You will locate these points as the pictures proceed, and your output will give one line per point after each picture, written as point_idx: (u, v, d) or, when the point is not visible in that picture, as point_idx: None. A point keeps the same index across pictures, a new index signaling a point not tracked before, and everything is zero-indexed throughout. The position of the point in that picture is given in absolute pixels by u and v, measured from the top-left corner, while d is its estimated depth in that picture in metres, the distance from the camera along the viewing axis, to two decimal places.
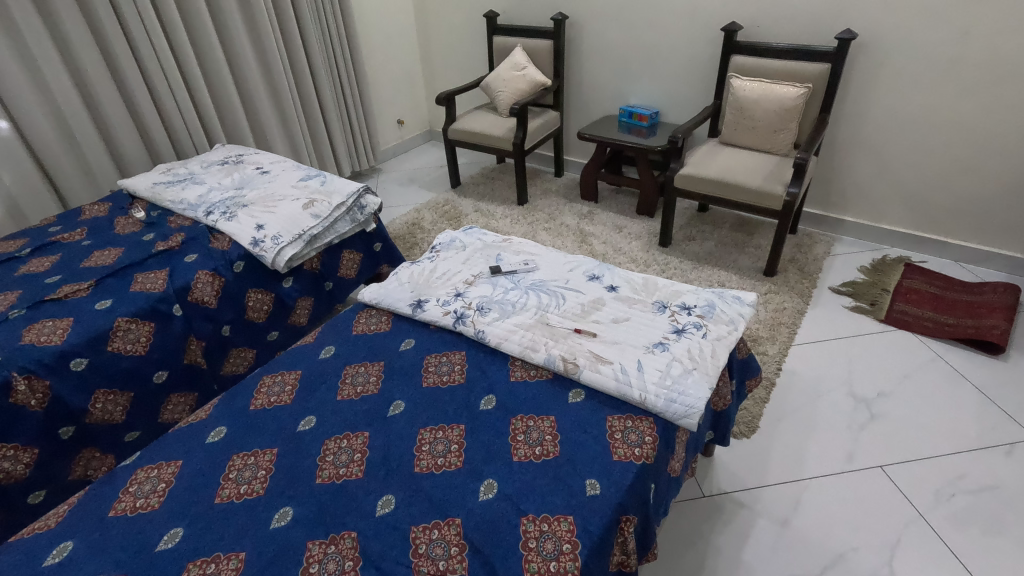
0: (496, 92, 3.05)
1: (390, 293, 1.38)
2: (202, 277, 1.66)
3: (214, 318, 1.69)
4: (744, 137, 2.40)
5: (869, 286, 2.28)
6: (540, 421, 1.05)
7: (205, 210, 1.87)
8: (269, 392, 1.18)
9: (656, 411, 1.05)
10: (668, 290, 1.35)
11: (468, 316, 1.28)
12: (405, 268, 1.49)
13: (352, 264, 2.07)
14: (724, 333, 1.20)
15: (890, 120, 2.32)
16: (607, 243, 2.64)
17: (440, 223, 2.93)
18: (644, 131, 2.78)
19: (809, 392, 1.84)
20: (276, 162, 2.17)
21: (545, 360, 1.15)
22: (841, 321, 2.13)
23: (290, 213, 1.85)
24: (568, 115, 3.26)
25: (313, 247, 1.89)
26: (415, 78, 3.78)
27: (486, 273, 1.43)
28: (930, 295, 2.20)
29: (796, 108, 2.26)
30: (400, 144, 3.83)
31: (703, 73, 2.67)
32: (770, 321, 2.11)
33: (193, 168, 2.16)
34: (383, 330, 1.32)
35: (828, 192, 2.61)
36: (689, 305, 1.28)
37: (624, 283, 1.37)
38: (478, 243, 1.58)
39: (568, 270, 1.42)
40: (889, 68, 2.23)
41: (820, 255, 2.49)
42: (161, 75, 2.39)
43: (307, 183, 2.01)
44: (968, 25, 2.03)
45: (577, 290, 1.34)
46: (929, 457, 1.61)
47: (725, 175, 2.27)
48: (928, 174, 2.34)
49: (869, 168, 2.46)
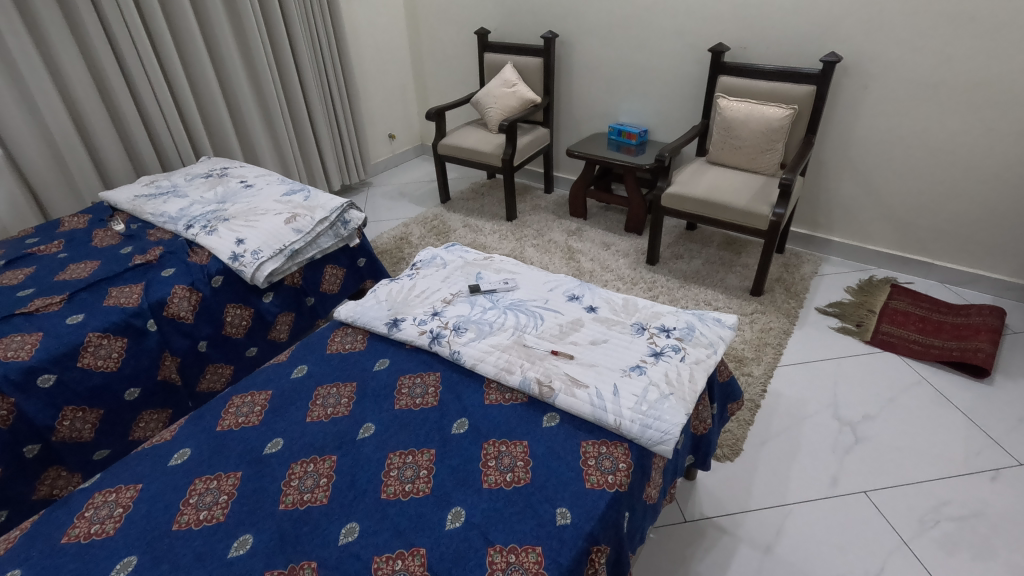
0: (486, 108, 3.06)
1: (366, 312, 1.36)
2: (178, 291, 1.64)
3: (190, 334, 1.66)
4: (730, 156, 2.41)
5: (856, 306, 2.27)
6: (513, 446, 1.03)
7: (186, 223, 1.84)
8: (237, 412, 1.15)
9: (631, 437, 1.03)
10: (647, 311, 1.33)
11: (445, 335, 1.25)
12: (384, 284, 1.47)
13: (334, 280, 2.05)
14: (703, 356, 1.19)
15: (877, 142, 2.33)
16: (594, 260, 2.63)
17: (428, 238, 2.92)
18: (633, 148, 2.79)
19: (793, 414, 1.82)
20: (261, 176, 2.16)
21: (520, 383, 1.13)
22: (827, 343, 2.12)
23: (271, 228, 1.83)
24: (558, 132, 3.26)
25: (294, 262, 1.87)
26: (407, 93, 3.80)
27: (465, 292, 1.41)
28: (917, 317, 2.19)
29: (782, 129, 2.27)
30: (390, 158, 3.83)
31: (691, 92, 2.68)
32: (756, 341, 2.10)
33: (177, 181, 2.14)
34: (358, 350, 1.30)
35: (815, 213, 2.62)
36: (668, 327, 1.27)
37: (603, 304, 1.36)
38: (459, 260, 1.56)
39: (548, 290, 1.41)
40: (873, 91, 2.25)
41: (807, 274, 2.48)
42: (149, 87, 2.38)
43: (290, 198, 1.99)
44: (952, 50, 2.05)
45: (556, 311, 1.32)
46: (915, 482, 1.59)
47: (711, 195, 2.27)
48: (914, 196, 2.34)
49: (856, 189, 2.46)
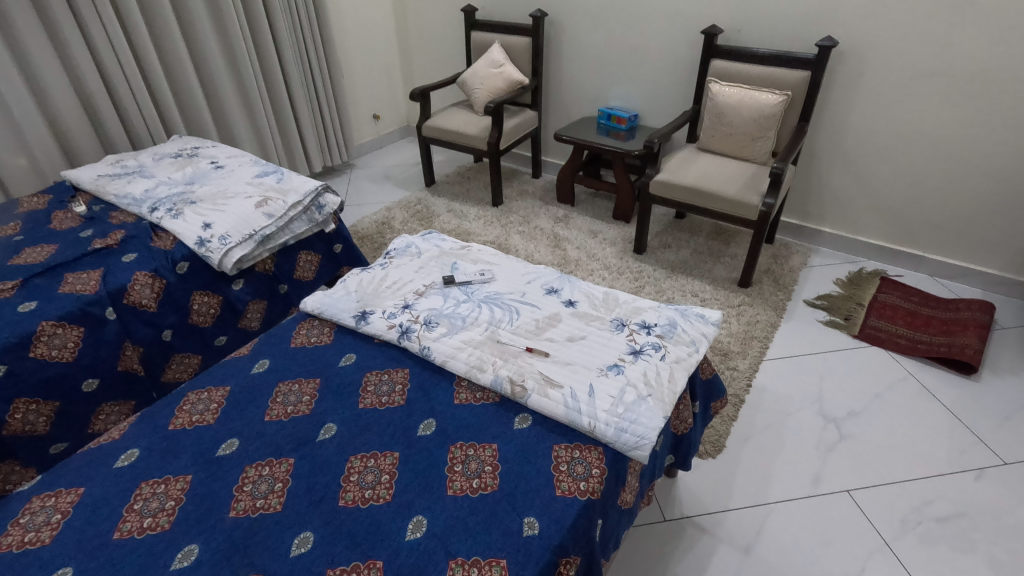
0: (472, 90, 2.96)
1: (334, 303, 1.30)
2: (140, 278, 1.56)
3: (154, 322, 1.59)
4: (721, 143, 2.33)
5: (844, 299, 2.23)
6: (481, 449, 0.98)
7: (151, 206, 1.75)
8: (192, 410, 1.08)
9: (606, 441, 0.98)
10: (628, 306, 1.27)
11: (414, 330, 1.19)
12: (354, 274, 1.40)
13: (309, 266, 1.98)
14: (683, 355, 1.14)
15: (871, 131, 2.27)
16: (580, 249, 2.57)
17: (411, 223, 2.84)
18: (623, 134, 2.72)
19: (778, 410, 1.78)
20: (233, 156, 2.06)
21: (491, 382, 1.07)
22: (814, 336, 2.08)
23: (241, 212, 1.75)
24: (547, 115, 3.17)
25: (265, 247, 1.79)
26: (393, 73, 3.68)
27: (438, 283, 1.34)
28: (905, 310, 2.15)
29: (775, 116, 2.19)
30: (375, 140, 3.73)
31: (683, 77, 2.60)
32: (743, 335, 2.05)
33: (144, 160, 2.04)
34: (324, 343, 1.23)
35: (806, 202, 2.56)
36: (649, 324, 1.21)
37: (583, 298, 1.29)
38: (434, 249, 1.49)
39: (525, 282, 1.34)
40: (868, 79, 2.18)
41: (796, 266, 2.43)
42: (115, 61, 2.27)
43: (262, 180, 1.91)
44: (950, 37, 1.98)
45: (533, 305, 1.26)
46: (898, 482, 1.56)
47: (700, 183, 2.21)
48: (906, 187, 2.30)
49: (848, 179, 2.41)
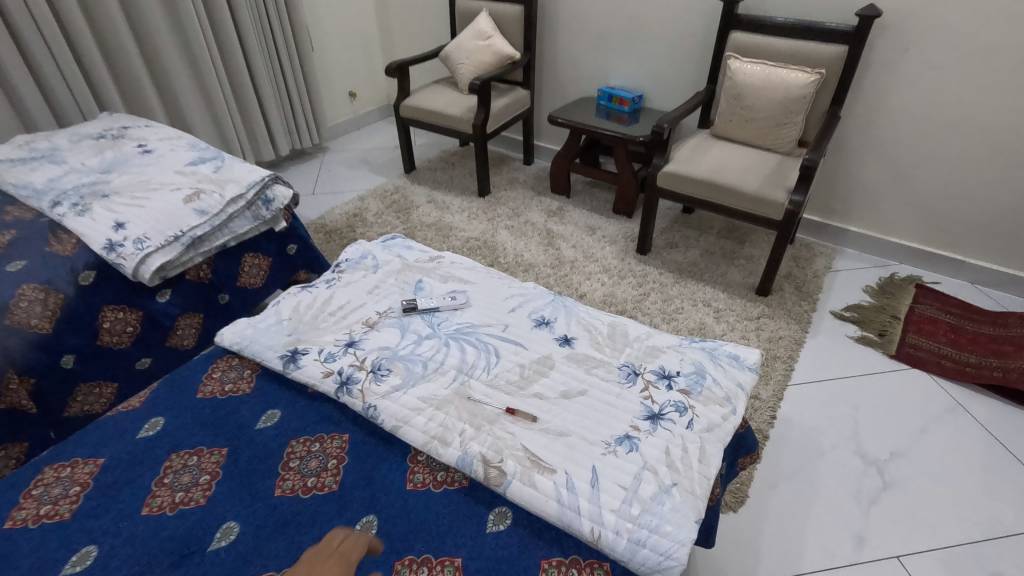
0: (456, 64, 2.63)
1: (259, 337, 1.00)
2: (28, 292, 1.25)
3: (50, 347, 1.27)
4: (739, 130, 2.03)
5: (876, 311, 1.95)
6: (439, 569, 0.69)
7: (52, 200, 1.43)
8: (43, 496, 0.79)
9: (615, 557, 0.70)
10: (640, 345, 0.98)
11: (358, 380, 0.89)
12: (291, 295, 1.10)
13: (256, 271, 1.67)
14: (716, 421, 0.85)
15: (912, 118, 1.97)
16: (576, 247, 2.27)
17: (386, 216, 2.52)
18: (625, 117, 2.40)
19: (807, 448, 1.51)
20: (167, 139, 1.74)
21: (457, 461, 0.79)
22: (845, 355, 1.80)
23: (165, 208, 1.43)
24: (540, 95, 2.85)
25: (197, 252, 1.48)
26: (370, 45, 3.33)
27: (395, 311, 1.04)
28: (947, 325, 1.88)
29: (805, 99, 1.89)
30: (351, 120, 3.38)
31: (695, 53, 2.28)
32: (763, 353, 1.77)
33: (58, 142, 1.71)
34: (240, 394, 0.93)
35: (831, 198, 2.27)
36: (668, 372, 0.92)
37: (582, 333, 1.00)
38: (396, 262, 1.19)
39: (507, 310, 1.04)
40: (914, 56, 1.88)
41: (820, 270, 2.15)
42: (27, 16, 1.95)
43: (196, 169, 1.59)
44: (1015, 6, 1.68)
45: (517, 343, 0.97)
46: (957, 545, 1.30)
47: (716, 176, 1.91)
48: (948, 183, 2.01)
49: (882, 172, 2.11)
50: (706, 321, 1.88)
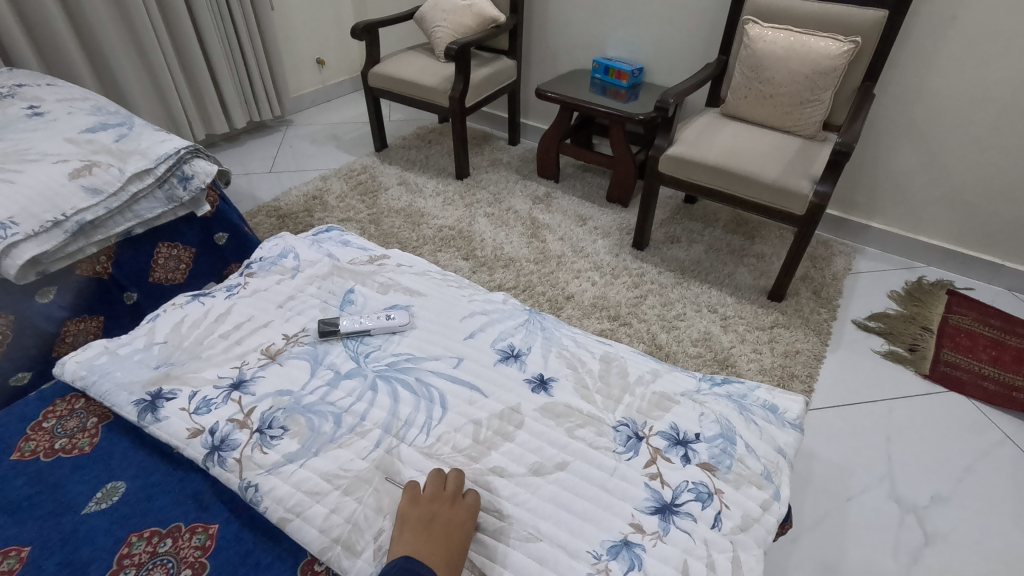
0: (432, 27, 2.32)
1: (114, 371, 0.72)
2: None
3: None
4: (755, 108, 1.75)
5: (905, 321, 1.70)
6: None
7: None
8: None
9: None
10: (644, 391, 0.71)
11: (239, 445, 0.62)
12: (174, 308, 0.82)
13: (174, 265, 1.38)
14: (753, 514, 0.59)
15: (956, 98, 1.70)
16: (564, 239, 1.99)
17: (350, 198, 2.23)
18: (622, 92, 2.12)
19: (833, 490, 1.26)
20: (65, 100, 1.42)
21: None
22: (872, 373, 1.55)
23: (40, 187, 1.13)
24: (528, 66, 2.54)
25: (89, 241, 1.18)
26: (341, 7, 2.99)
27: (309, 335, 0.76)
28: (987, 340, 1.63)
29: (835, 72, 1.61)
30: (319, 90, 3.06)
31: (705, 19, 1.99)
32: (778, 370, 1.52)
33: None
34: (74, 456, 0.65)
35: (853, 189, 2.00)
36: (684, 436, 0.65)
37: (564, 371, 0.73)
38: (323, 264, 0.91)
39: (465, 336, 0.77)
40: (967, 24, 1.60)
41: (840, 272, 1.89)
42: None
43: (93, 137, 1.28)
44: None
45: (473, 386, 0.70)
46: None
47: (728, 161, 1.63)
48: (993, 176, 1.75)
49: (914, 162, 1.85)
50: (712, 330, 1.62)
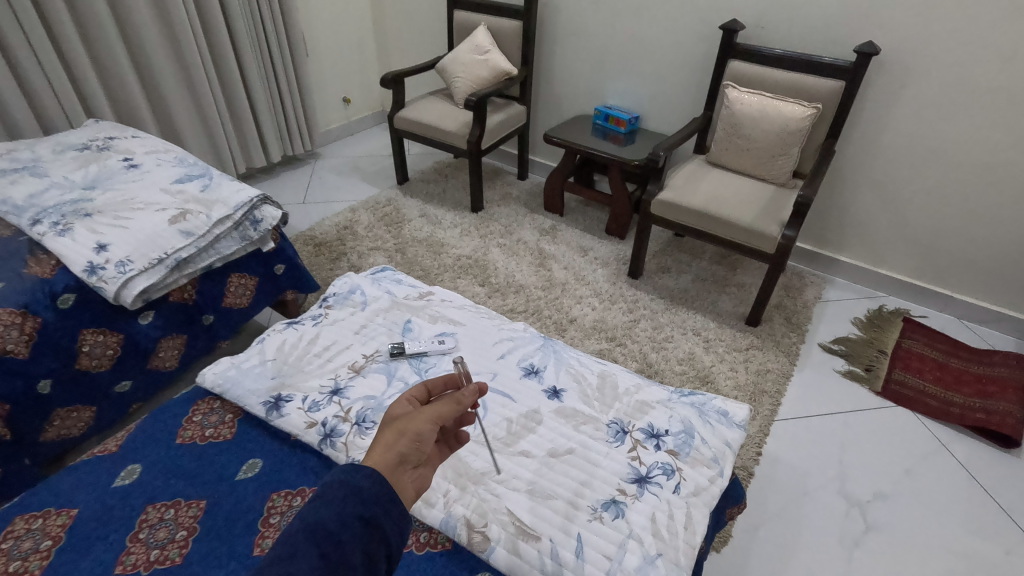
0: (452, 78, 2.61)
1: (242, 380, 0.98)
2: (3, 317, 1.21)
3: (25, 373, 1.24)
4: (735, 159, 2.02)
5: (865, 345, 1.96)
6: None
7: (33, 217, 1.39)
8: (11, 551, 0.76)
9: None
10: (630, 400, 0.97)
11: (342, 434, 0.88)
12: (276, 333, 1.08)
13: (242, 291, 1.64)
14: (703, 484, 0.84)
15: (907, 153, 1.97)
16: (568, 268, 2.26)
17: (377, 229, 2.50)
18: (621, 138, 2.40)
19: (792, 488, 1.51)
20: (153, 152, 1.70)
21: (441, 523, 0.78)
22: (833, 390, 1.80)
23: (148, 230, 1.40)
24: (537, 109, 2.83)
25: (181, 274, 1.44)
26: (366, 51, 3.30)
27: (383, 354, 1.03)
28: (934, 362, 1.89)
29: (801, 132, 1.89)
30: (344, 125, 3.35)
31: (694, 78, 2.27)
32: (751, 387, 1.77)
33: (41, 152, 1.67)
34: (221, 441, 0.91)
35: (824, 227, 2.27)
36: (657, 432, 0.91)
37: (572, 384, 0.99)
38: (384, 299, 1.18)
39: (497, 356, 1.04)
40: (914, 92, 1.87)
41: (811, 300, 2.15)
42: (14, 20, 1.90)
43: (183, 187, 1.55)
44: (1009, 49, 1.68)
45: (505, 394, 0.96)
46: None
47: (710, 206, 1.90)
48: (941, 219, 2.01)
49: (874, 205, 2.12)
50: (695, 351, 1.88)
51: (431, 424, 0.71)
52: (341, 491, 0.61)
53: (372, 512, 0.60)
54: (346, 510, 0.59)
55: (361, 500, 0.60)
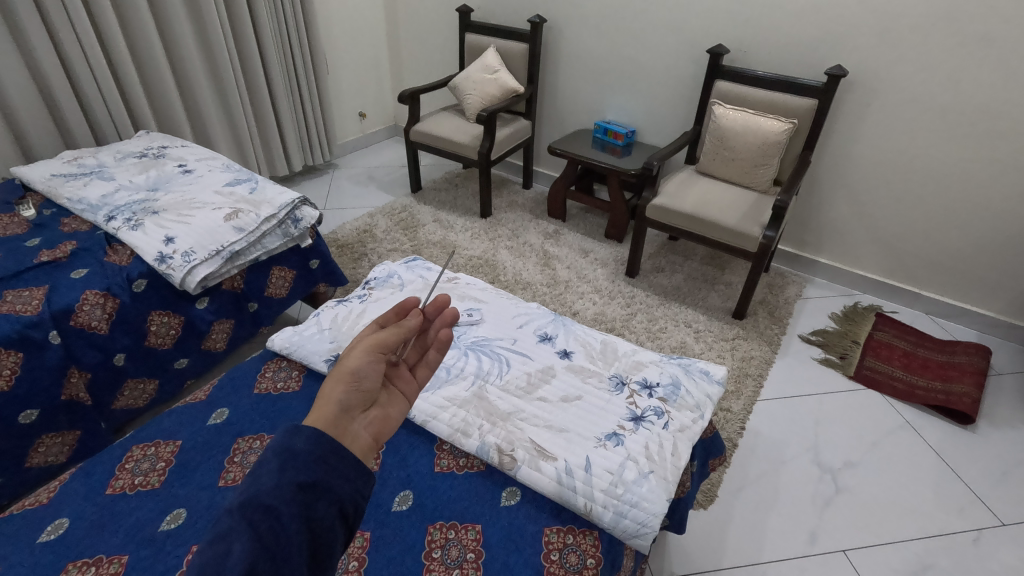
0: (463, 95, 2.84)
1: (305, 344, 1.18)
2: (90, 297, 1.41)
3: (104, 347, 1.44)
4: (721, 168, 2.24)
5: (840, 336, 2.17)
6: (463, 531, 0.88)
7: (107, 214, 1.60)
8: (135, 469, 0.97)
9: (603, 526, 0.89)
10: (628, 360, 1.17)
11: None
12: (329, 308, 1.29)
13: (283, 282, 1.84)
14: (687, 423, 1.04)
15: (876, 163, 2.19)
16: (571, 268, 2.47)
17: (394, 232, 2.71)
18: (618, 150, 2.62)
19: (772, 457, 1.70)
20: (203, 160, 1.91)
21: (477, 449, 0.98)
22: (810, 375, 2.01)
23: (207, 226, 1.60)
24: (541, 124, 3.06)
25: (234, 264, 1.64)
26: (381, 69, 3.53)
27: None
28: (901, 351, 2.09)
29: (780, 144, 2.11)
30: (360, 138, 3.58)
31: (685, 95, 2.50)
32: (736, 372, 1.97)
33: (104, 159, 1.88)
34: (291, 391, 1.12)
35: (804, 231, 2.49)
36: (650, 384, 1.11)
37: (579, 348, 1.19)
38: (418, 281, 1.38)
39: (516, 326, 1.24)
40: (879, 109, 2.10)
41: (792, 297, 2.36)
42: (75, 41, 2.12)
43: (233, 190, 1.76)
44: (960, 72, 1.91)
45: (524, 354, 1.16)
46: (897, 541, 1.48)
47: (698, 210, 2.12)
48: (908, 223, 2.23)
49: (848, 211, 2.34)
50: (686, 340, 2.08)
51: (366, 358, 0.67)
52: (279, 455, 0.56)
53: (314, 477, 0.56)
54: (284, 480, 0.54)
55: (298, 464, 0.55)
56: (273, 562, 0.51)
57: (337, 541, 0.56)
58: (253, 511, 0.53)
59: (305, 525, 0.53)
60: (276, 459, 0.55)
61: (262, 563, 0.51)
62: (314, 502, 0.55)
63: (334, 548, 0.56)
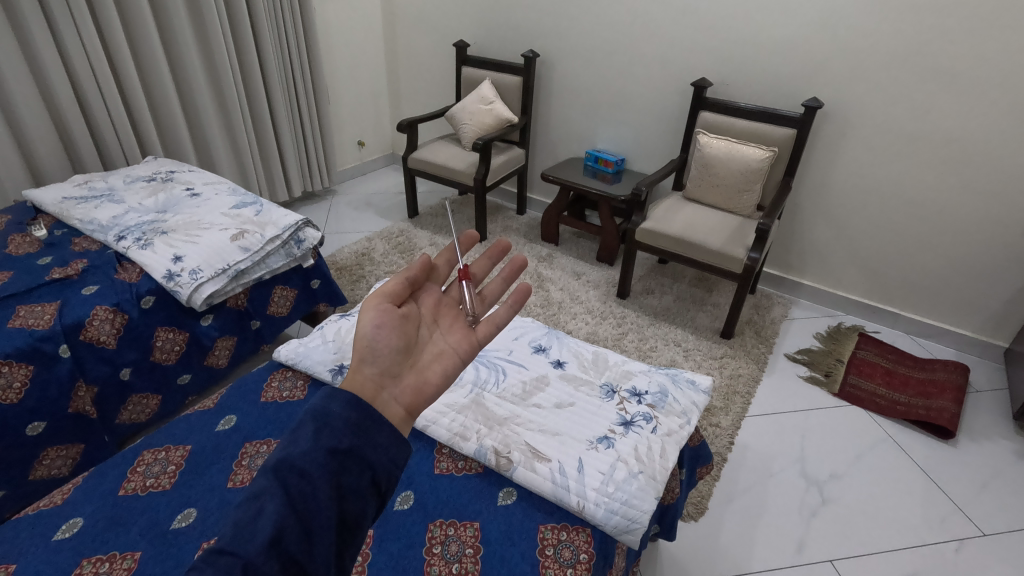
0: (460, 124, 2.96)
1: (310, 354, 1.24)
2: (100, 313, 1.46)
3: (112, 360, 1.48)
4: (706, 194, 2.35)
5: (824, 354, 2.24)
6: (462, 528, 0.93)
7: (118, 234, 1.66)
8: (146, 472, 1.01)
9: (595, 522, 0.94)
10: (618, 369, 1.23)
11: None
12: (333, 322, 1.35)
13: (285, 301, 1.90)
14: (674, 428, 1.09)
15: (853, 189, 2.30)
16: (564, 290, 2.54)
17: (392, 255, 2.78)
18: (609, 177, 2.73)
19: (759, 470, 1.75)
20: (211, 184, 1.98)
21: (475, 451, 1.03)
22: (796, 392, 2.07)
23: (215, 245, 1.66)
24: (534, 152, 3.18)
25: (239, 283, 1.70)
26: (380, 100, 3.66)
27: None
28: (883, 369, 2.17)
29: (762, 171, 2.22)
30: (358, 165, 3.68)
31: (671, 125, 2.63)
32: (724, 389, 2.03)
33: (114, 182, 1.95)
34: (296, 399, 1.17)
35: (788, 254, 2.59)
36: (639, 391, 1.16)
37: (572, 358, 1.26)
38: None
39: (512, 338, 1.30)
40: (854, 138, 2.22)
41: (777, 318, 2.44)
42: (88, 70, 2.21)
43: (240, 212, 1.83)
44: (927, 104, 2.03)
45: (520, 364, 1.22)
46: (882, 551, 1.52)
47: (685, 233, 2.21)
48: (886, 246, 2.33)
49: (829, 234, 2.44)
50: (676, 358, 2.14)
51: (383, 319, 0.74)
52: (315, 422, 0.58)
53: (348, 445, 0.57)
54: (317, 446, 0.56)
55: (333, 431, 0.57)
56: (303, 527, 0.53)
57: (369, 509, 0.57)
58: (288, 475, 0.55)
59: (335, 491, 0.55)
60: (311, 425, 0.58)
61: (291, 528, 0.53)
62: (345, 468, 0.56)
63: (365, 518, 0.57)
